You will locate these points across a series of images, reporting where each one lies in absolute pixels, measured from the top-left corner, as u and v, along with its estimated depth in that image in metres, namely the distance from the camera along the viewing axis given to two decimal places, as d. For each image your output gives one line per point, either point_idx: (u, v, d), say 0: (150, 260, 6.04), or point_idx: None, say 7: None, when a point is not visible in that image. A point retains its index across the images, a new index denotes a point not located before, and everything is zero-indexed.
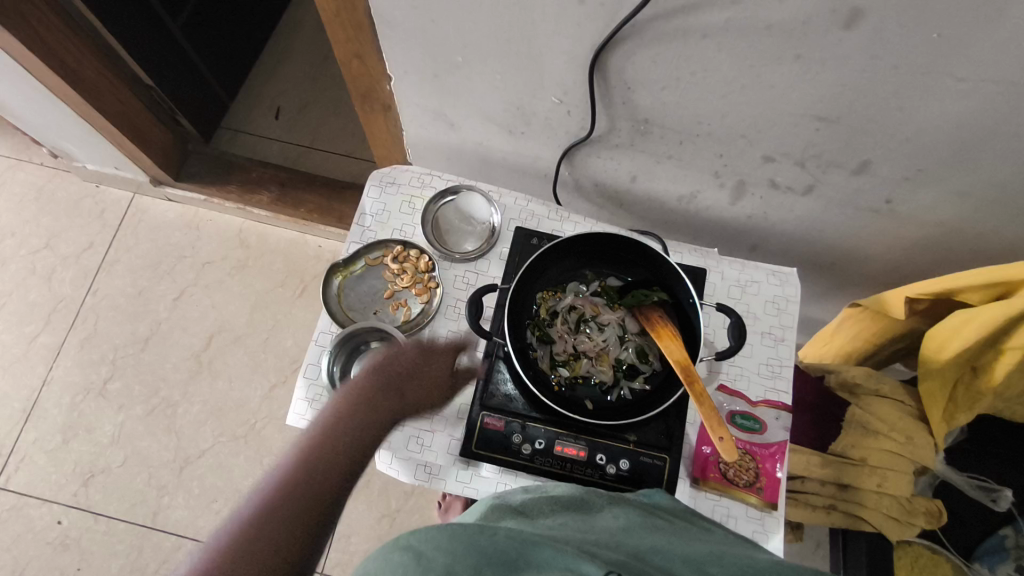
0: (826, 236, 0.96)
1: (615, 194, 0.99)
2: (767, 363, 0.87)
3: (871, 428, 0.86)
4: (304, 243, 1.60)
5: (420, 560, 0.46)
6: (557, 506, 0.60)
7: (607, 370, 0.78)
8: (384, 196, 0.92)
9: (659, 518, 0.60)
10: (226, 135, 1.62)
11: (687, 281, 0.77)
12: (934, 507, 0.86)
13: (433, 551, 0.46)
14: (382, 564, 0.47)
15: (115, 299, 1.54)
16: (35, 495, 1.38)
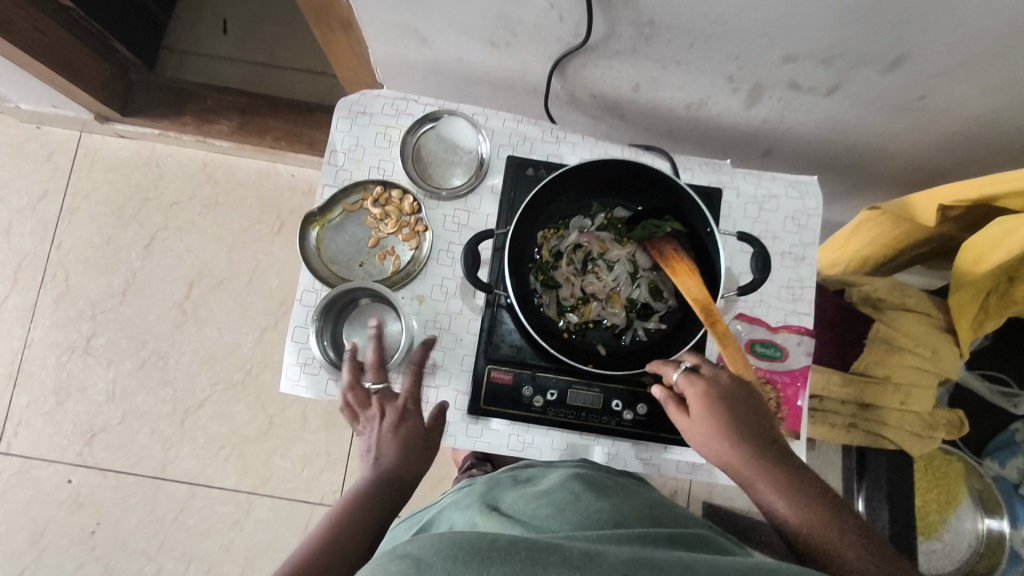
0: (850, 137, 0.87)
1: (614, 105, 0.88)
2: (787, 286, 0.81)
3: (895, 345, 0.81)
4: (274, 172, 1.46)
5: (419, 566, 0.44)
6: (543, 497, 0.61)
7: (620, 312, 0.73)
8: (355, 128, 0.81)
9: (637, 503, 0.62)
10: (172, 58, 1.44)
11: (702, 207, 0.69)
12: (954, 418, 0.84)
13: (432, 556, 0.45)
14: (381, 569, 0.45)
15: (81, 252, 1.43)
16: (40, 457, 1.36)
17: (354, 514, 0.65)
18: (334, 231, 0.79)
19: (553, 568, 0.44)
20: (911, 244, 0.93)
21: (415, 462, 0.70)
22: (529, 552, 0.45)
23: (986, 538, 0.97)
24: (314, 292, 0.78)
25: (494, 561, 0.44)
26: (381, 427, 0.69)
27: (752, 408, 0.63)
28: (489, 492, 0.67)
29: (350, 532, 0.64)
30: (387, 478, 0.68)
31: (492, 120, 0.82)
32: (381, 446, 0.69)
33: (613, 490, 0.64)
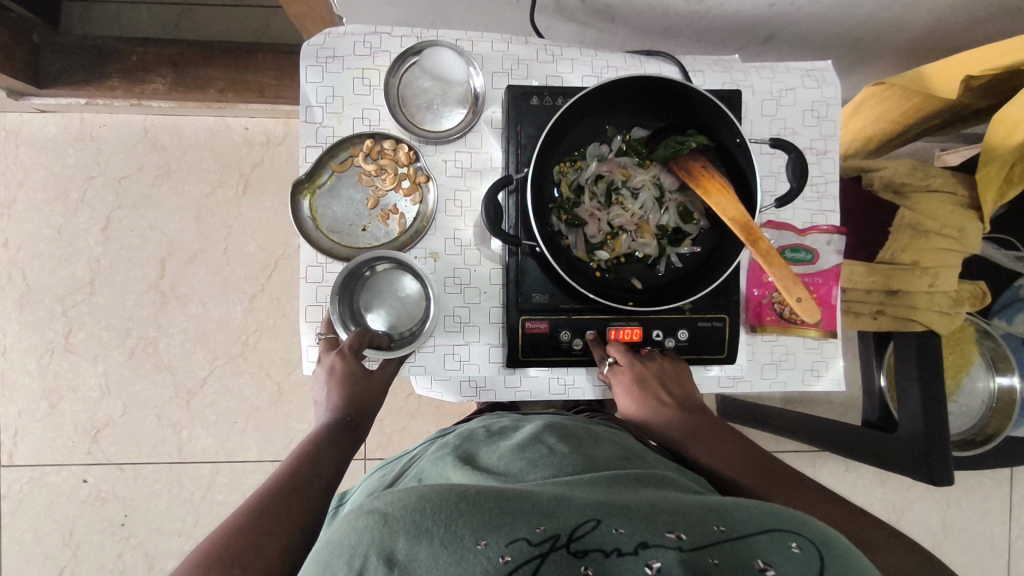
0: (860, 11, 0.80)
1: (606, 7, 0.79)
2: (811, 183, 0.78)
3: (921, 228, 0.80)
4: (225, 127, 1.33)
5: (386, 522, 0.40)
6: (521, 446, 0.56)
7: (651, 241, 0.69)
8: (328, 76, 0.71)
9: (613, 454, 0.57)
10: (79, 11, 1.26)
11: (730, 116, 0.64)
12: (977, 291, 0.85)
13: (399, 510, 0.40)
14: (348, 532, 0.41)
15: (33, 246, 1.31)
16: (49, 462, 1.31)
17: (316, 445, 0.63)
18: (327, 197, 0.72)
19: (521, 513, 0.40)
20: (919, 119, 0.91)
21: (369, 399, 0.69)
22: (499, 500, 0.41)
23: (996, 396, 1.02)
24: (318, 267, 0.72)
25: (462, 508, 0.40)
26: (329, 368, 0.68)
27: (669, 383, 0.70)
28: (463, 446, 0.61)
29: (317, 456, 0.62)
30: (343, 414, 0.67)
31: (479, 45, 0.73)
32: (332, 389, 0.67)
33: (588, 442, 0.59)
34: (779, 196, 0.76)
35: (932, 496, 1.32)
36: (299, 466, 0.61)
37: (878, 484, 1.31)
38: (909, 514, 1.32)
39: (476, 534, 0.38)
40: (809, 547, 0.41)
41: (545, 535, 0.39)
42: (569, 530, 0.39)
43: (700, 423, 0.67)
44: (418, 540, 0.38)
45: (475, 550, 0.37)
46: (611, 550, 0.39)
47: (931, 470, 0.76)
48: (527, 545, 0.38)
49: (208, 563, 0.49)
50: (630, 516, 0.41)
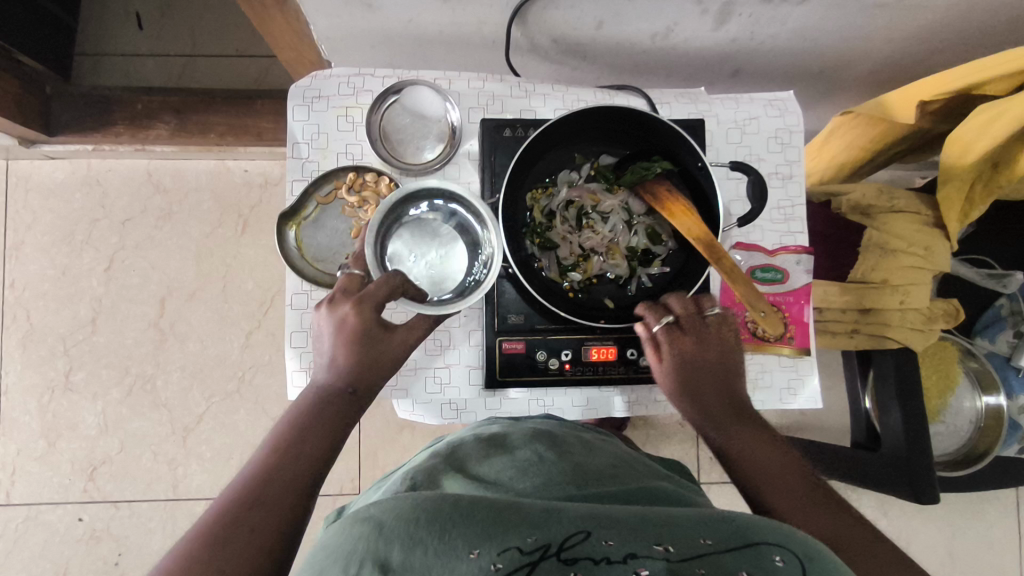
0: (818, 44, 0.84)
1: (578, 45, 0.84)
2: (778, 207, 0.80)
3: (888, 248, 0.82)
4: (225, 170, 1.38)
5: (380, 531, 0.41)
6: (514, 455, 0.57)
7: (622, 262, 0.72)
8: (313, 115, 0.76)
9: (604, 464, 0.58)
10: (90, 64, 1.33)
11: (691, 143, 0.67)
12: (951, 308, 0.86)
13: (394, 520, 0.41)
14: (343, 540, 0.42)
15: (38, 286, 1.35)
16: (45, 502, 1.32)
17: (301, 430, 0.53)
18: (312, 228, 0.75)
19: (513, 524, 0.41)
20: (886, 146, 0.94)
21: (377, 367, 0.58)
22: (491, 511, 0.42)
23: (986, 414, 1.01)
24: (303, 294, 0.75)
25: (455, 520, 0.41)
26: (340, 320, 0.57)
27: (726, 360, 0.64)
28: (455, 450, 0.61)
29: (304, 436, 0.53)
30: (343, 381, 0.56)
31: (456, 83, 0.78)
32: (342, 347, 0.56)
33: (578, 450, 0.60)
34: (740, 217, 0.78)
35: (934, 522, 1.30)
36: (278, 464, 0.51)
37: (878, 511, 1.29)
38: (912, 542, 1.29)
39: (469, 545, 0.39)
40: (793, 560, 0.40)
41: (536, 545, 0.40)
42: (560, 539, 0.40)
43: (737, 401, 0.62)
44: (413, 548, 0.39)
45: (468, 559, 0.39)
46: (600, 558, 0.40)
47: (915, 488, 0.78)
48: (518, 554, 0.39)
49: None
50: (619, 528, 0.41)
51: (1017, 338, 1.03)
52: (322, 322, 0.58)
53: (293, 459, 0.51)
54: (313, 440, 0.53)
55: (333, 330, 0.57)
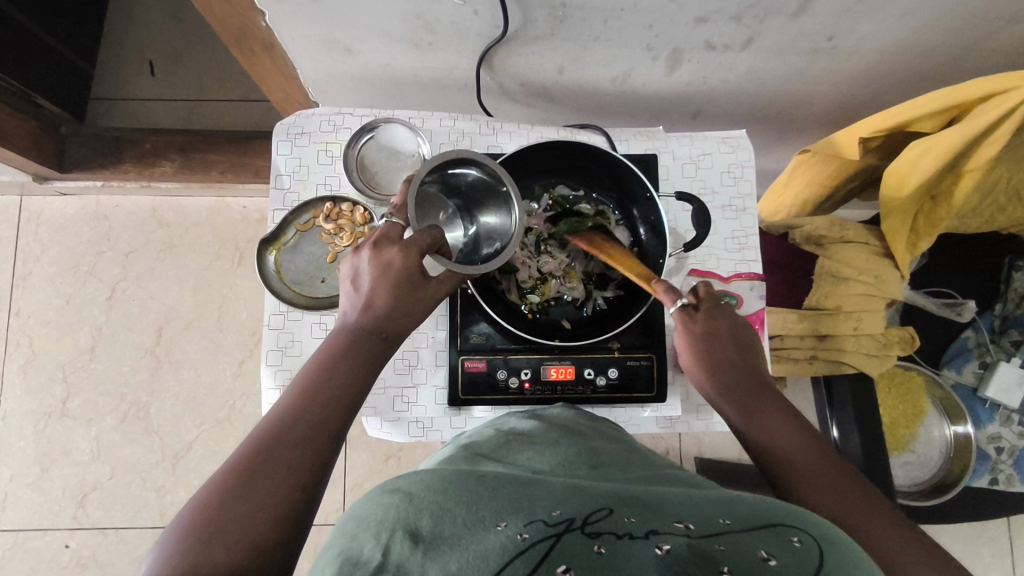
0: (770, 87, 0.90)
1: (545, 88, 0.91)
2: (732, 237, 0.85)
3: (840, 276, 0.87)
4: (225, 207, 1.46)
5: (410, 501, 0.41)
6: (530, 444, 0.57)
7: (578, 285, 0.77)
8: (296, 149, 0.82)
9: (619, 450, 0.59)
10: (103, 107, 1.42)
11: (642, 176, 0.73)
12: (907, 335, 0.89)
13: (424, 493, 0.42)
14: (371, 510, 0.42)
15: (42, 315, 1.41)
16: (34, 527, 1.34)
17: (329, 368, 0.55)
18: (291, 253, 0.81)
19: (535, 502, 0.40)
20: (842, 183, 0.98)
21: (408, 310, 0.58)
22: (513, 490, 0.42)
23: (955, 444, 1.03)
24: (280, 315, 0.80)
25: (482, 495, 0.41)
26: (381, 261, 0.57)
27: (741, 346, 0.66)
28: (471, 444, 0.60)
29: (337, 373, 0.55)
30: (375, 328, 0.57)
31: (429, 121, 0.84)
32: (380, 288, 0.57)
33: (593, 439, 0.59)
34: (685, 241, 0.82)
35: None
36: (308, 400, 0.53)
37: None
38: None
39: (496, 517, 0.38)
40: (810, 540, 0.39)
41: (560, 518, 0.38)
42: (582, 515, 0.39)
43: (754, 381, 0.63)
44: (440, 517, 0.39)
45: (495, 529, 0.37)
46: (621, 533, 0.37)
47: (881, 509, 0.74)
48: (544, 525, 0.37)
49: (196, 538, 0.43)
50: (641, 508, 0.40)
51: (982, 369, 1.07)
52: (355, 267, 0.58)
53: (323, 397, 0.53)
54: (342, 378, 0.55)
55: (369, 273, 0.57)
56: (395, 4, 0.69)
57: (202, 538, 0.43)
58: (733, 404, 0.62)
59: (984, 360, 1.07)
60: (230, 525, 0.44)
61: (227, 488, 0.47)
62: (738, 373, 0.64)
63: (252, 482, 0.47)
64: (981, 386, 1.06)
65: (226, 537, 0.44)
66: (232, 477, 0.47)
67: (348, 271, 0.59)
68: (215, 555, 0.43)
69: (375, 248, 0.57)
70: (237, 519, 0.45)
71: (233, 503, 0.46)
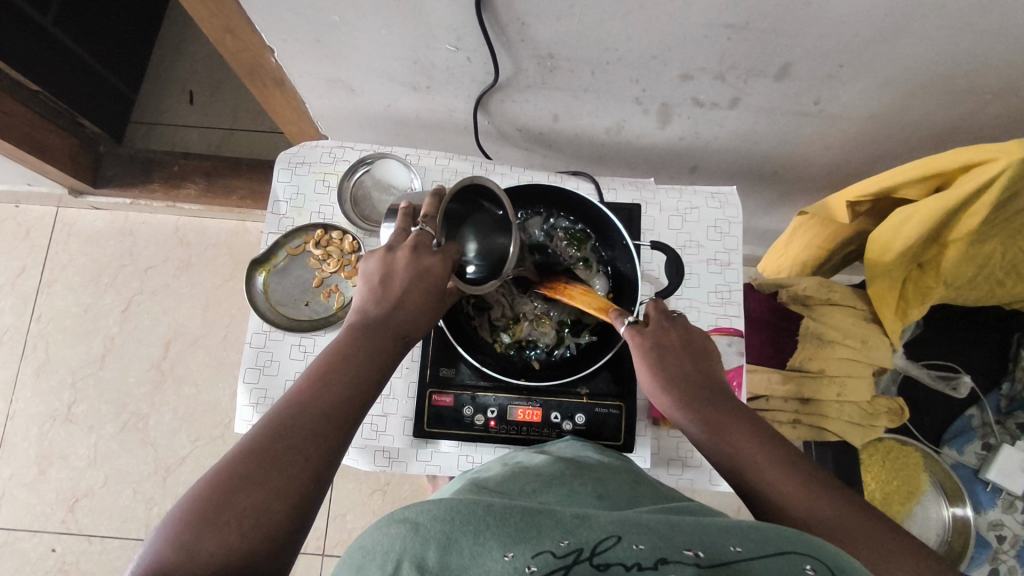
0: (764, 147, 0.91)
1: (541, 135, 0.94)
2: (715, 291, 0.84)
3: (826, 338, 0.85)
4: (244, 231, 1.52)
5: (418, 531, 0.42)
6: (536, 474, 0.58)
7: (549, 330, 0.76)
8: (296, 177, 0.86)
9: (625, 478, 0.59)
10: (142, 130, 1.51)
11: (621, 229, 0.75)
12: (895, 406, 0.87)
13: (430, 521, 0.43)
14: (379, 539, 0.43)
15: (61, 321, 1.46)
16: (23, 528, 1.34)
17: (343, 361, 0.55)
18: (279, 275, 0.84)
19: (545, 530, 0.42)
20: (838, 249, 0.97)
21: (429, 316, 0.60)
22: (523, 516, 0.43)
23: (952, 525, 0.99)
24: (263, 334, 0.81)
25: (489, 523, 0.42)
26: (419, 267, 0.58)
27: (697, 355, 0.64)
28: (478, 477, 0.61)
29: (349, 366, 0.55)
30: (396, 330, 0.58)
31: (424, 159, 0.88)
32: (413, 293, 0.58)
33: (599, 467, 0.60)
34: (660, 289, 0.82)
35: None
36: (318, 393, 0.53)
37: None
38: None
39: (504, 547, 0.40)
40: (822, 568, 0.41)
41: (569, 549, 0.40)
42: (591, 545, 0.41)
43: (713, 389, 0.62)
44: (450, 547, 0.41)
45: (502, 561, 0.39)
46: (631, 564, 0.40)
47: None
48: (552, 557, 0.40)
49: (192, 524, 0.44)
50: (649, 535, 0.42)
51: (985, 450, 1.04)
52: (385, 265, 0.59)
53: (333, 392, 0.53)
54: (355, 373, 0.55)
55: (400, 273, 0.58)
56: (394, 48, 0.73)
57: (197, 524, 0.44)
58: (694, 416, 0.60)
59: (987, 442, 1.04)
60: (228, 515, 0.45)
61: (235, 475, 0.47)
62: (700, 386, 0.62)
63: (254, 471, 0.47)
64: (983, 468, 1.02)
65: (223, 528, 0.44)
66: (234, 464, 0.48)
67: (373, 267, 0.59)
68: (209, 545, 0.44)
69: (411, 254, 0.59)
70: (236, 509, 0.45)
71: (232, 491, 0.46)
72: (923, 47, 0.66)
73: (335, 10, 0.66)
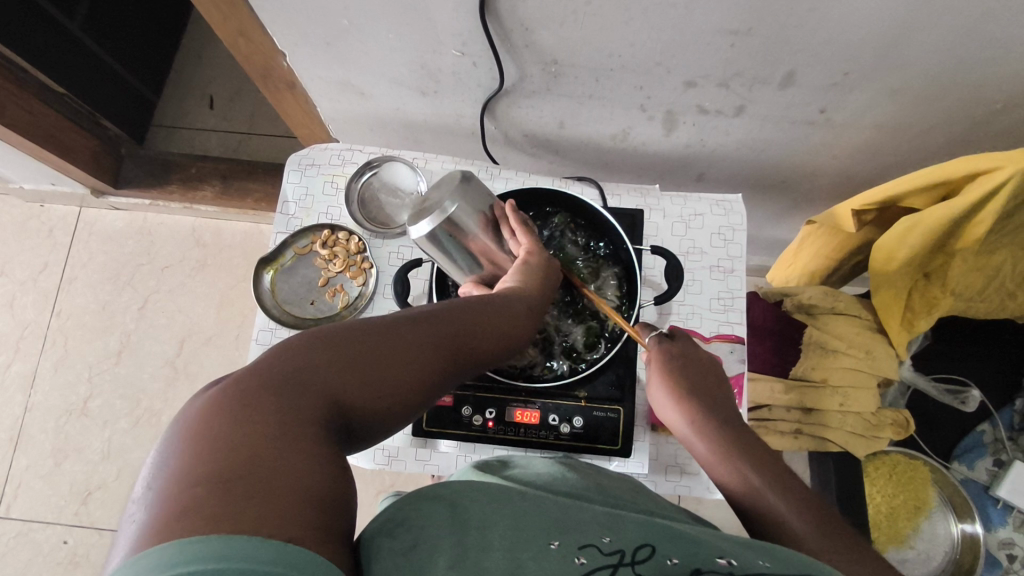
0: (770, 156, 0.91)
1: (549, 141, 0.94)
2: (718, 298, 0.84)
3: (828, 347, 0.85)
4: (259, 232, 1.54)
5: (456, 510, 0.43)
6: (542, 474, 0.59)
7: (546, 342, 0.76)
8: (305, 179, 0.88)
9: (626, 486, 0.60)
10: (163, 133, 1.54)
11: (623, 238, 0.76)
12: (900, 418, 0.86)
13: (468, 500, 0.44)
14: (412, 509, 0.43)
15: (79, 318, 1.50)
16: (38, 519, 1.37)
17: (497, 309, 0.58)
18: (287, 274, 0.86)
19: (585, 527, 0.44)
20: (846, 258, 0.95)
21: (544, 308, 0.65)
22: (561, 508, 0.45)
23: (961, 543, 0.97)
24: (268, 330, 0.82)
25: (529, 511, 0.44)
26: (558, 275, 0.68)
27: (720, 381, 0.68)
28: (483, 466, 0.62)
29: (497, 315, 0.58)
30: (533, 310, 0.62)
31: (431, 163, 0.89)
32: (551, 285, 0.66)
33: (602, 475, 0.61)
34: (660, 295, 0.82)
35: None
36: (474, 323, 0.55)
37: None
38: None
39: (548, 536, 0.42)
40: None
41: (613, 549, 0.43)
42: (632, 551, 0.43)
43: (733, 411, 0.66)
44: (489, 530, 0.42)
45: (550, 549, 0.42)
46: None
47: None
48: (598, 553, 0.42)
49: (343, 359, 0.45)
50: (680, 544, 0.44)
51: (996, 467, 1.01)
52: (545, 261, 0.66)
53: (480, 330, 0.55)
54: (500, 330, 0.57)
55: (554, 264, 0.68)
56: (401, 51, 0.74)
57: (348, 362, 0.45)
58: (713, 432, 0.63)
59: (999, 458, 1.02)
60: (369, 376, 0.46)
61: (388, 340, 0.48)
62: (724, 407, 0.66)
63: (367, 358, 0.47)
64: (994, 484, 1.00)
65: (360, 383, 0.45)
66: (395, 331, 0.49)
67: (536, 261, 0.66)
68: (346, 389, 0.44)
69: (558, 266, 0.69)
70: (376, 375, 0.46)
71: (381, 355, 0.47)
72: (926, 56, 0.66)
73: (345, 15, 0.68)
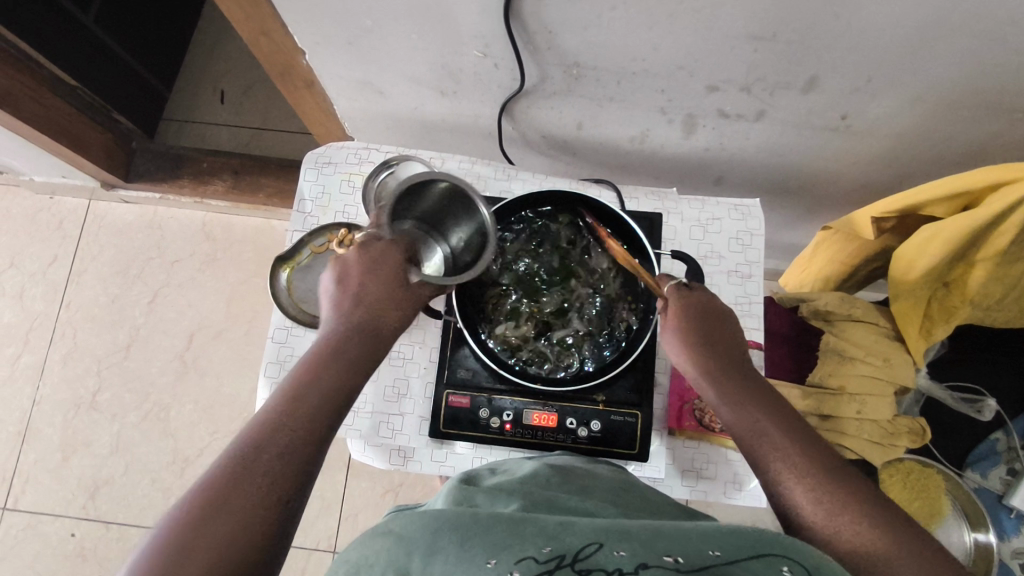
0: (789, 160, 0.91)
1: (566, 143, 0.94)
2: (736, 302, 0.83)
3: (846, 354, 0.85)
4: (270, 228, 1.54)
5: (400, 542, 0.46)
6: (519, 478, 0.59)
7: (565, 346, 0.76)
8: (322, 177, 0.88)
9: (609, 485, 0.59)
10: (174, 127, 1.54)
11: (645, 246, 0.74)
12: (917, 427, 0.85)
13: (414, 530, 0.46)
14: (365, 547, 0.48)
15: (88, 311, 1.49)
16: (46, 512, 1.37)
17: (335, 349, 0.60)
18: (303, 272, 0.81)
19: (528, 538, 0.44)
20: (864, 262, 0.94)
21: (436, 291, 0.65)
22: (511, 524, 0.46)
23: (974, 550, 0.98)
24: (284, 329, 0.85)
25: (472, 533, 0.45)
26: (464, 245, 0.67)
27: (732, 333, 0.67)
28: (467, 476, 0.63)
29: (343, 351, 0.60)
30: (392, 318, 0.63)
31: (448, 162, 0.88)
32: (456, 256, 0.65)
33: (583, 476, 0.61)
34: None
35: None
36: (317, 376, 0.57)
37: None
38: None
39: (487, 554, 0.43)
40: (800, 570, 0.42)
41: (551, 556, 0.42)
42: (574, 551, 0.42)
43: (745, 364, 0.65)
44: (431, 558, 0.44)
45: (485, 567, 0.42)
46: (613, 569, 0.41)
47: None
48: (534, 563, 0.41)
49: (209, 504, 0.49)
50: (632, 541, 0.43)
51: (1009, 475, 1.04)
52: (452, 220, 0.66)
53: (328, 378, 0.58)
54: (348, 362, 0.59)
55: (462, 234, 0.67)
56: (422, 51, 0.74)
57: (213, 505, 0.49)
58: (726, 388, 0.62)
59: (1012, 466, 1.04)
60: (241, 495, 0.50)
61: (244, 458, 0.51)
62: (735, 362, 0.65)
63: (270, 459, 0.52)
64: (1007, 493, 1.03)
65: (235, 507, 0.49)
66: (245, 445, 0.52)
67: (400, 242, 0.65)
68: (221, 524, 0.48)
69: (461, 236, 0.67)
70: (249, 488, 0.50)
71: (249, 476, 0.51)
72: (953, 63, 0.65)
73: (368, 14, 0.68)
